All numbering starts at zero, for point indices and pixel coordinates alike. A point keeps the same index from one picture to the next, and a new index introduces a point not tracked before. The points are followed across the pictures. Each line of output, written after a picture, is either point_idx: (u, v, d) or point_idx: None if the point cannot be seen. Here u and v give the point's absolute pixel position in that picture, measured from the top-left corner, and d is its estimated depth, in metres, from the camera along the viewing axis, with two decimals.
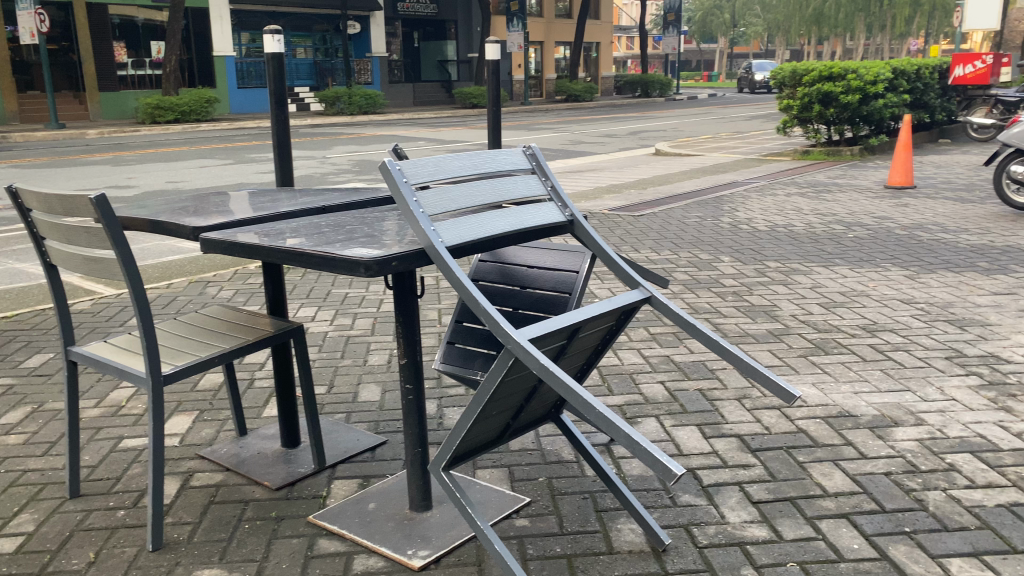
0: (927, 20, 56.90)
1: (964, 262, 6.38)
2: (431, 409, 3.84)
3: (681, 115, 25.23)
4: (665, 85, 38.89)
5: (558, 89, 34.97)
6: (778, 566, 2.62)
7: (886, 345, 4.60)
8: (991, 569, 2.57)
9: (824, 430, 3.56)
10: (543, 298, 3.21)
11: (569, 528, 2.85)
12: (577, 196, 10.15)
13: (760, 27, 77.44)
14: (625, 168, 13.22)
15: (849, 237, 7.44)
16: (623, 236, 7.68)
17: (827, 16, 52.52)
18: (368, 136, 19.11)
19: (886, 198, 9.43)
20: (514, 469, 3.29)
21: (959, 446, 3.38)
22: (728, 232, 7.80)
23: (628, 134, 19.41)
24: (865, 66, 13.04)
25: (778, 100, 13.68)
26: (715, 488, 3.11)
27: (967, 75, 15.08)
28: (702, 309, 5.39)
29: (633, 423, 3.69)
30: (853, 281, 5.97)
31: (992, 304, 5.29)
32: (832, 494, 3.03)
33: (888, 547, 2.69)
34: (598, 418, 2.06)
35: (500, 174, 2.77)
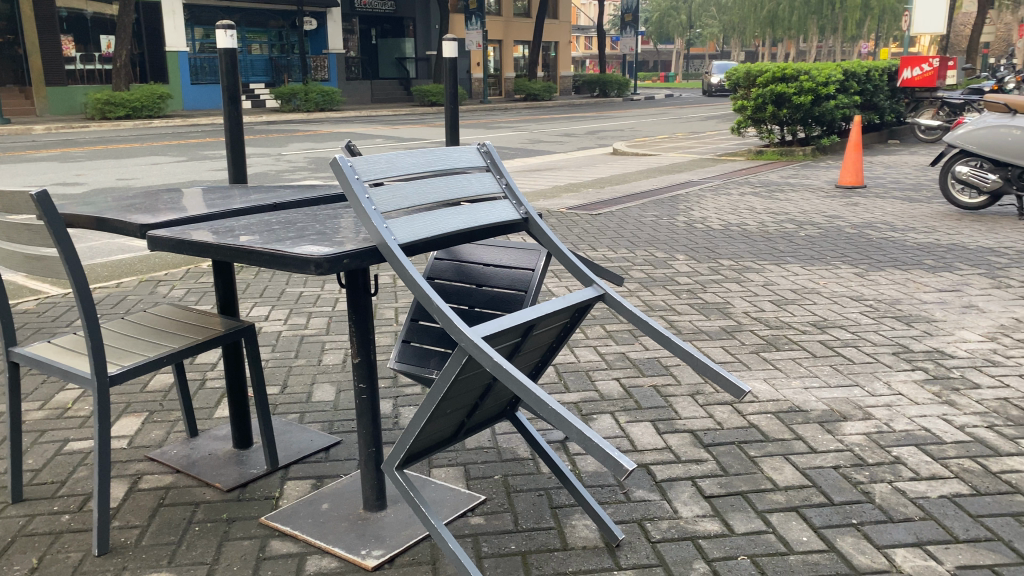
0: (877, 24, 58.26)
1: (911, 260, 6.54)
2: (387, 408, 3.81)
3: (638, 115, 25.45)
4: (623, 85, 39.19)
5: (517, 88, 35.06)
6: (729, 560, 2.65)
7: (835, 341, 4.69)
8: (934, 558, 2.64)
9: (775, 425, 3.62)
10: (498, 296, 3.21)
11: (525, 526, 2.86)
12: (535, 195, 10.19)
13: (716, 28, 78.40)
14: (583, 166, 13.30)
15: (800, 235, 7.57)
16: (581, 235, 7.72)
17: (781, 19, 53.36)
18: (325, 133, 18.93)
19: (837, 198, 9.63)
20: (470, 467, 3.29)
21: (905, 439, 3.46)
22: (683, 231, 7.88)
23: (586, 134, 19.51)
24: (817, 68, 13.29)
25: (732, 101, 13.87)
26: (668, 483, 3.14)
27: (914, 77, 15.49)
28: (657, 306, 5.44)
29: (588, 420, 3.71)
30: (805, 279, 6.08)
31: (938, 301, 5.43)
32: (782, 488, 3.08)
33: (836, 538, 2.75)
34: (550, 414, 2.06)
35: (455, 172, 2.76)
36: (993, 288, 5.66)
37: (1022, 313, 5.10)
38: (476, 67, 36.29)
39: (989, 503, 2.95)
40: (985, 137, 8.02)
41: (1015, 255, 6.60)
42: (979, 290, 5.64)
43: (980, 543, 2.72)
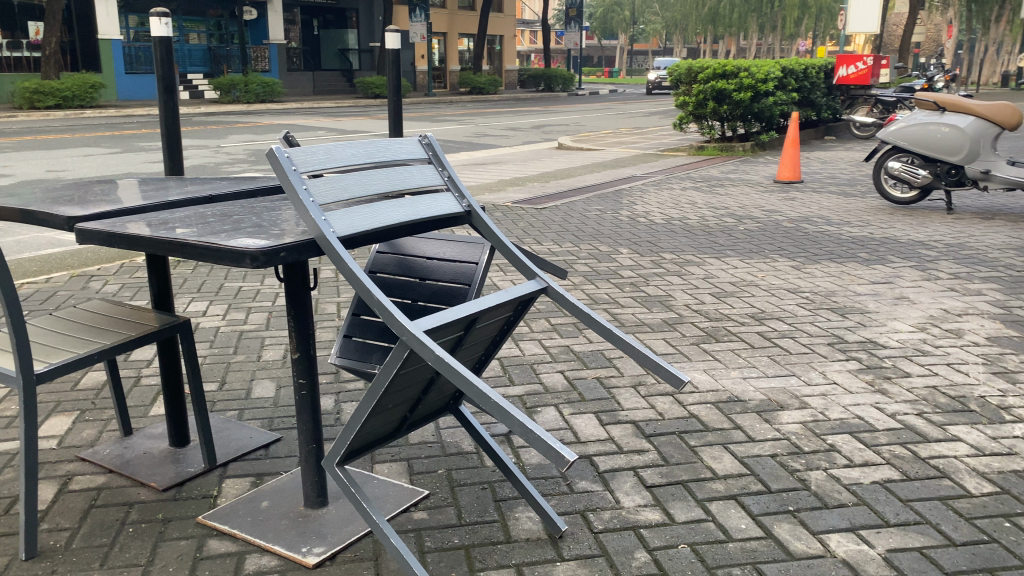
0: (814, 23, 59.65)
1: (845, 253, 6.72)
2: (329, 404, 3.76)
3: (583, 110, 25.60)
4: (568, 80, 39.34)
5: (462, 81, 34.96)
6: (670, 549, 2.69)
7: (773, 332, 4.79)
8: (867, 543, 2.71)
9: (714, 415, 3.68)
10: (441, 290, 3.19)
11: (468, 519, 2.85)
12: (480, 188, 10.18)
13: (658, 25, 79.32)
14: (527, 161, 13.32)
15: (739, 229, 7.71)
16: (526, 229, 7.73)
17: (721, 16, 54.22)
18: (266, 125, 18.59)
19: (775, 192, 9.83)
20: (413, 462, 3.26)
21: (839, 427, 3.56)
22: (626, 225, 7.95)
23: (531, 128, 19.56)
24: (756, 65, 13.53)
25: (674, 96, 14.04)
26: (610, 473, 3.17)
27: (849, 75, 15.90)
28: (601, 300, 5.48)
29: (532, 412, 3.72)
30: (744, 272, 6.19)
31: (871, 292, 5.58)
32: (721, 476, 3.14)
33: (773, 525, 2.81)
34: (493, 408, 2.06)
35: (396, 163, 2.74)
36: (922, 280, 5.85)
37: (949, 304, 5.28)
38: (420, 59, 36.03)
39: (918, 488, 3.05)
40: (918, 134, 8.18)
41: (943, 248, 6.83)
42: (909, 282, 5.82)
43: (910, 526, 2.81)
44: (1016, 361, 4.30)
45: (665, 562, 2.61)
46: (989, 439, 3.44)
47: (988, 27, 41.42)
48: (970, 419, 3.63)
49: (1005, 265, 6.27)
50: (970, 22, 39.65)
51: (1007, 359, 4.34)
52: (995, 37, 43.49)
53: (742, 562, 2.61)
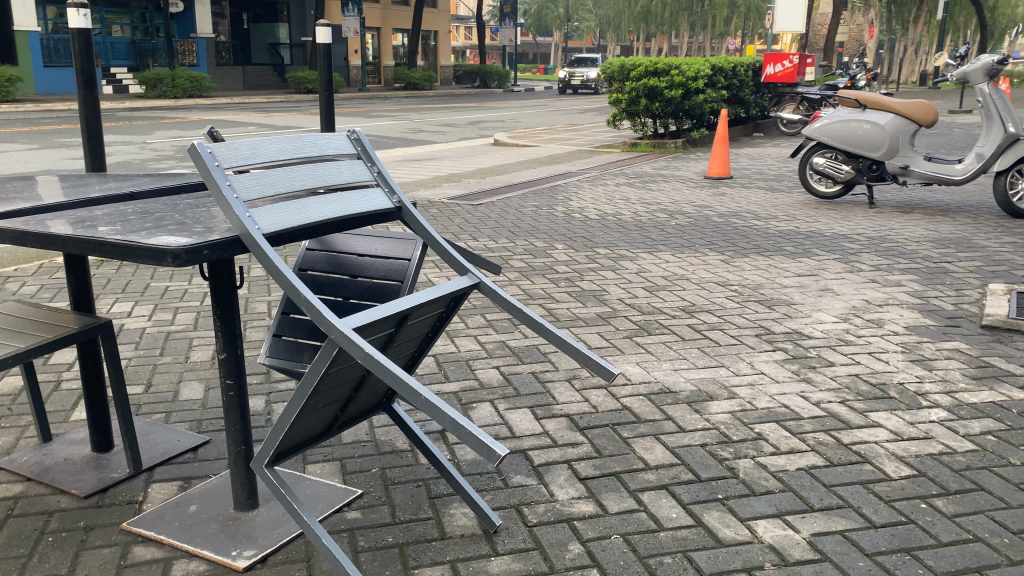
0: (743, 22, 61.02)
1: (773, 247, 6.89)
2: (260, 405, 3.69)
3: (519, 106, 25.70)
4: (503, 77, 39.37)
5: (396, 76, 34.72)
6: (603, 540, 2.72)
7: (703, 325, 4.89)
8: (792, 527, 2.79)
9: (647, 406, 3.74)
10: (374, 287, 3.16)
11: (402, 517, 2.84)
12: (415, 184, 10.12)
13: (592, 22, 80.08)
14: (463, 157, 13.29)
15: (671, 224, 7.85)
16: (462, 225, 7.72)
17: (654, 15, 54.95)
18: (194, 121, 18.15)
19: (705, 188, 10.03)
20: (346, 462, 3.23)
21: (766, 416, 3.65)
22: (561, 220, 8.02)
23: (466, 124, 19.54)
24: (687, 63, 13.77)
25: (607, 93, 14.20)
26: (545, 467, 3.19)
27: (776, 73, 16.32)
28: (536, 295, 5.51)
29: (468, 409, 3.71)
30: (675, 266, 6.30)
31: (797, 285, 5.74)
32: (653, 467, 3.19)
33: (702, 513, 2.87)
34: (424, 404, 2.05)
35: (324, 159, 2.70)
36: (845, 272, 6.05)
37: (870, 295, 5.47)
38: (354, 54, 35.61)
39: (841, 473, 3.15)
40: (841, 131, 8.44)
41: (865, 241, 7.06)
42: (833, 274, 6.00)
43: (833, 510, 2.90)
44: (932, 349, 4.48)
45: (598, 553, 2.64)
46: (907, 424, 3.58)
47: (907, 27, 43.00)
48: (889, 405, 3.77)
49: (923, 257, 6.52)
50: (889, 22, 41.15)
51: (924, 347, 4.51)
52: (913, 37, 45.20)
53: (673, 550, 2.65)
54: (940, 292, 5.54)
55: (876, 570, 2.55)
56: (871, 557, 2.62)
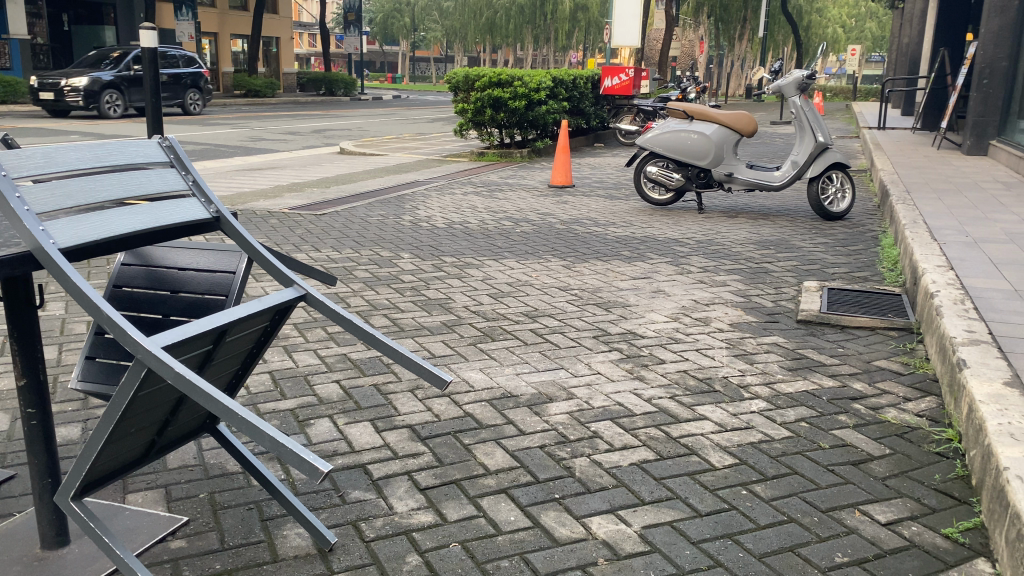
0: (583, 37, 62.74)
1: (611, 252, 7.15)
2: (74, 433, 3.42)
3: (367, 116, 25.39)
4: (349, 85, 38.74)
5: (236, 84, 33.38)
6: (441, 549, 2.70)
7: (545, 329, 4.99)
8: (624, 521, 2.88)
9: (488, 412, 3.76)
10: (196, 302, 3.00)
11: (231, 543, 2.70)
12: (254, 194, 9.74)
13: (437, 33, 79.92)
14: (307, 166, 12.96)
15: (516, 232, 7.98)
16: (305, 235, 7.52)
17: (499, 26, 55.71)
18: (12, 129, 16.77)
19: (549, 196, 10.26)
20: (171, 488, 3.04)
21: (602, 415, 3.76)
22: (408, 229, 7.97)
23: (311, 132, 19.11)
24: (530, 74, 14.08)
25: (453, 103, 14.31)
26: (383, 480, 3.13)
27: (614, 86, 17.00)
28: (379, 305, 5.42)
29: (304, 426, 3.59)
30: (519, 272, 6.39)
31: (632, 287, 5.98)
32: (493, 472, 3.21)
33: (539, 514, 2.91)
34: (240, 423, 1.99)
35: (132, 168, 2.57)
36: (677, 275, 6.34)
37: (699, 295, 5.76)
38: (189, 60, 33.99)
39: (670, 466, 3.29)
40: (671, 141, 8.87)
41: (694, 244, 7.45)
42: (665, 277, 6.28)
43: (662, 502, 3.02)
44: (754, 344, 4.77)
45: (436, 563, 2.62)
46: (730, 415, 3.79)
47: (733, 45, 44.90)
48: (714, 398, 3.98)
49: (746, 259, 6.93)
50: (718, 39, 42.94)
51: (746, 342, 4.80)
52: (739, 54, 47.44)
53: (510, 553, 2.68)
54: (761, 291, 5.91)
55: (700, 557, 2.68)
56: (696, 545, 2.75)
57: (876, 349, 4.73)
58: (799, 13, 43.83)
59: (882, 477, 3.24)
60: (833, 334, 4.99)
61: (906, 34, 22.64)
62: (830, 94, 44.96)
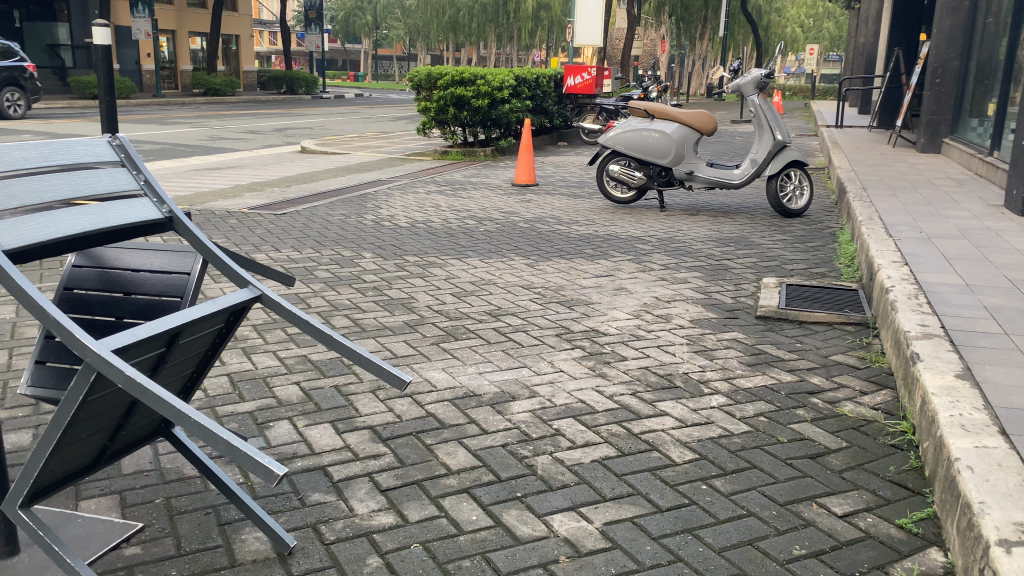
0: (547, 36, 62.80)
1: (574, 250, 7.17)
2: (25, 440, 3.34)
3: (329, 114, 25.16)
4: (311, 84, 38.35)
5: (195, 82, 32.90)
6: (402, 550, 2.69)
7: (508, 327, 4.99)
8: (586, 519, 2.89)
9: (450, 412, 3.74)
10: (149, 304, 2.94)
11: (187, 548, 2.66)
12: (213, 194, 9.62)
13: (400, 30, 79.46)
14: (268, 165, 12.83)
15: (479, 230, 7.97)
16: (265, 235, 7.43)
17: (461, 24, 55.49)
18: None
19: (512, 195, 10.27)
20: (126, 494, 2.98)
21: (564, 412, 3.77)
22: (370, 229, 7.92)
23: (272, 131, 18.90)
24: (493, 73, 14.06)
25: (416, 102, 14.25)
26: (344, 482, 3.11)
27: (577, 85, 17.08)
28: (341, 305, 5.38)
29: (263, 428, 3.54)
30: (483, 271, 6.38)
31: (595, 285, 6.00)
32: (455, 472, 3.20)
33: (501, 513, 2.91)
34: (193, 427, 1.97)
35: (80, 167, 2.52)
36: (639, 272, 6.38)
37: (660, 292, 5.81)
38: (146, 58, 33.44)
39: (631, 462, 3.30)
40: (632, 139, 8.93)
41: (656, 242, 7.51)
42: (628, 274, 6.32)
43: (623, 499, 3.03)
44: (714, 340, 4.82)
45: (397, 564, 2.61)
46: (691, 411, 3.82)
47: (694, 44, 45.25)
48: (674, 394, 4.01)
49: (707, 256, 7.00)
50: (679, 38, 43.40)
51: (707, 338, 4.85)
52: (700, 53, 47.99)
53: (471, 553, 2.67)
54: (721, 287, 5.98)
55: (661, 552, 2.70)
56: (657, 541, 2.77)
57: (833, 344, 4.80)
58: (758, 13, 44.47)
59: (839, 469, 3.29)
60: (792, 329, 5.06)
61: (862, 34, 23.03)
62: (790, 92, 45.52)
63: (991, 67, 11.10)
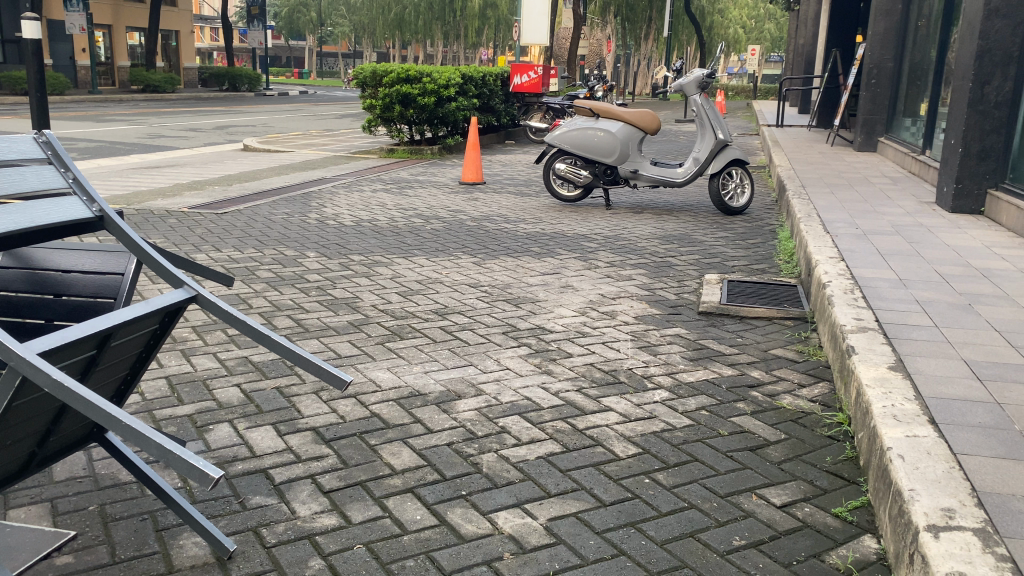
0: (493, 34, 62.69)
1: (520, 248, 7.19)
2: None
3: (273, 111, 24.77)
4: (254, 80, 37.73)
5: (133, 78, 32.10)
6: (345, 551, 2.66)
7: (454, 326, 4.97)
8: (530, 515, 2.90)
9: (395, 411, 3.72)
10: (81, 305, 2.84)
11: (122, 556, 2.59)
12: (151, 193, 9.37)
13: (345, 27, 78.58)
14: (209, 163, 12.58)
15: (426, 229, 7.93)
16: (205, 235, 7.28)
17: (407, 22, 54.97)
18: None
19: (459, 193, 10.24)
20: (58, 502, 2.89)
21: (510, 410, 3.78)
22: (314, 228, 7.82)
23: (214, 129, 18.54)
24: (438, 70, 14.00)
25: (361, 99, 14.08)
26: (286, 484, 3.06)
27: (524, 83, 17.08)
28: (283, 305, 5.30)
29: (203, 432, 3.47)
30: (429, 270, 6.35)
31: (541, 283, 6.02)
32: (399, 471, 3.18)
33: (446, 512, 2.90)
34: (125, 431, 1.92)
35: (3, 164, 2.45)
36: (585, 270, 6.43)
37: (606, 289, 5.86)
38: (81, 53, 32.45)
39: (575, 458, 3.33)
40: (578, 138, 8.99)
41: (602, 240, 7.57)
42: (574, 272, 6.36)
43: (568, 494, 3.05)
44: (657, 336, 4.88)
45: (340, 565, 2.58)
46: (634, 406, 3.86)
47: (640, 43, 45.73)
48: (619, 390, 4.05)
49: (651, 253, 7.08)
50: (624, 39, 43.74)
51: (650, 334, 4.91)
52: (645, 53, 48.51)
53: (416, 552, 2.66)
54: (665, 284, 6.05)
55: (604, 547, 2.72)
56: (601, 535, 2.79)
57: (773, 338, 4.91)
58: (700, 14, 45.17)
59: (778, 461, 3.36)
60: (733, 324, 5.15)
61: (801, 35, 23.61)
62: (733, 92, 46.30)
63: (922, 69, 11.47)
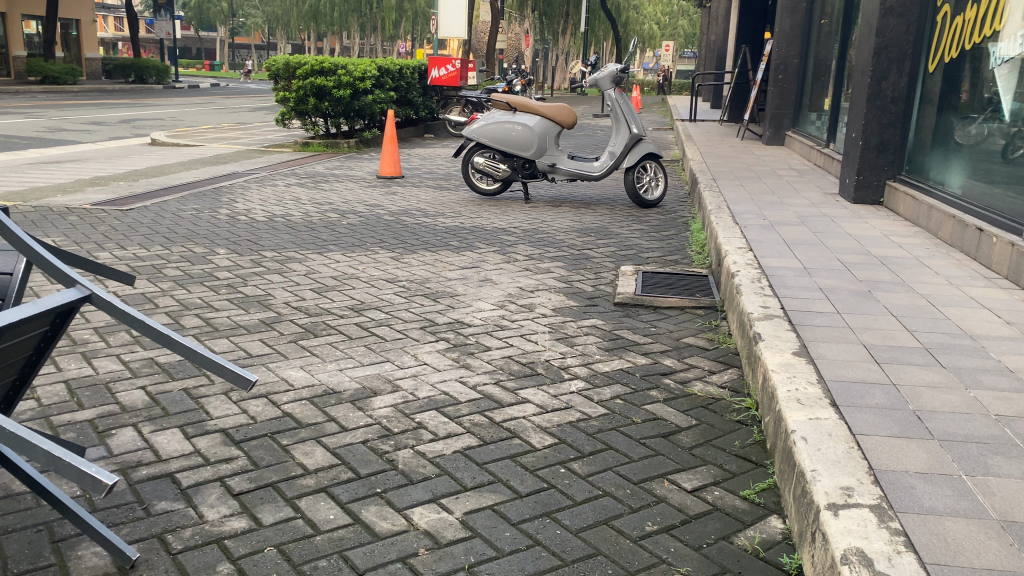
0: (411, 27, 62.06)
1: (439, 242, 7.15)
2: None
3: (182, 104, 23.97)
4: (161, 72, 36.49)
5: (31, 69, 30.61)
6: (255, 555, 2.60)
7: (371, 322, 4.91)
8: (446, 509, 2.89)
9: (308, 410, 3.65)
10: None
11: (15, 570, 2.47)
12: (51, 189, 8.96)
13: (259, 18, 76.63)
14: (114, 158, 12.09)
15: (342, 224, 7.81)
16: (109, 233, 6.99)
17: (323, 14, 53.93)
18: None
19: (377, 188, 10.12)
20: None
21: (427, 405, 3.75)
22: (225, 224, 7.60)
23: (118, 122, 17.83)
24: (354, 63, 13.80)
25: (274, 92, 13.76)
26: (193, 488, 2.97)
27: (441, 77, 17.02)
28: (191, 304, 5.13)
29: (105, 437, 3.33)
30: (345, 266, 6.25)
31: (460, 278, 6.00)
32: (312, 471, 3.12)
33: (360, 510, 2.86)
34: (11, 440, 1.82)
35: None
36: (503, 264, 6.44)
37: (524, 282, 5.88)
38: None
39: (492, 451, 3.33)
40: (496, 132, 8.99)
41: (520, 233, 7.60)
42: (492, 266, 6.36)
43: (484, 487, 3.06)
44: (574, 327, 4.92)
45: (250, 569, 2.52)
46: (551, 397, 3.89)
47: (557, 38, 46.04)
48: (536, 381, 4.08)
49: (569, 246, 7.15)
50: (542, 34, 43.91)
51: (567, 326, 4.96)
52: (563, 48, 48.85)
53: (328, 552, 2.61)
54: (581, 276, 6.11)
55: (519, 538, 2.73)
56: (516, 526, 2.80)
57: (685, 327, 5.02)
58: (617, 10, 45.76)
59: (689, 447, 3.44)
60: (648, 314, 5.25)
61: (713, 31, 24.21)
62: (649, 88, 47.10)
63: (826, 66, 11.89)
